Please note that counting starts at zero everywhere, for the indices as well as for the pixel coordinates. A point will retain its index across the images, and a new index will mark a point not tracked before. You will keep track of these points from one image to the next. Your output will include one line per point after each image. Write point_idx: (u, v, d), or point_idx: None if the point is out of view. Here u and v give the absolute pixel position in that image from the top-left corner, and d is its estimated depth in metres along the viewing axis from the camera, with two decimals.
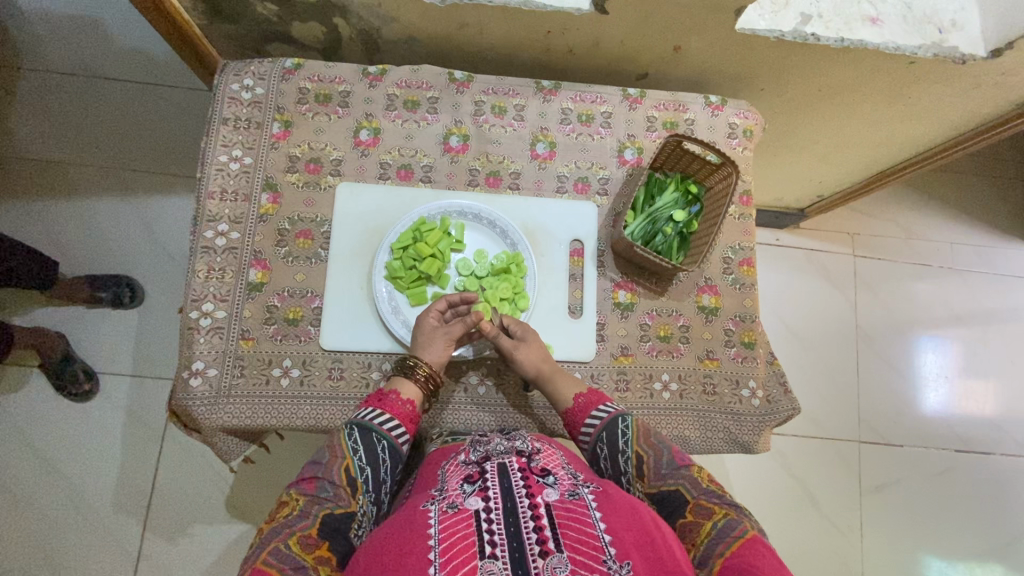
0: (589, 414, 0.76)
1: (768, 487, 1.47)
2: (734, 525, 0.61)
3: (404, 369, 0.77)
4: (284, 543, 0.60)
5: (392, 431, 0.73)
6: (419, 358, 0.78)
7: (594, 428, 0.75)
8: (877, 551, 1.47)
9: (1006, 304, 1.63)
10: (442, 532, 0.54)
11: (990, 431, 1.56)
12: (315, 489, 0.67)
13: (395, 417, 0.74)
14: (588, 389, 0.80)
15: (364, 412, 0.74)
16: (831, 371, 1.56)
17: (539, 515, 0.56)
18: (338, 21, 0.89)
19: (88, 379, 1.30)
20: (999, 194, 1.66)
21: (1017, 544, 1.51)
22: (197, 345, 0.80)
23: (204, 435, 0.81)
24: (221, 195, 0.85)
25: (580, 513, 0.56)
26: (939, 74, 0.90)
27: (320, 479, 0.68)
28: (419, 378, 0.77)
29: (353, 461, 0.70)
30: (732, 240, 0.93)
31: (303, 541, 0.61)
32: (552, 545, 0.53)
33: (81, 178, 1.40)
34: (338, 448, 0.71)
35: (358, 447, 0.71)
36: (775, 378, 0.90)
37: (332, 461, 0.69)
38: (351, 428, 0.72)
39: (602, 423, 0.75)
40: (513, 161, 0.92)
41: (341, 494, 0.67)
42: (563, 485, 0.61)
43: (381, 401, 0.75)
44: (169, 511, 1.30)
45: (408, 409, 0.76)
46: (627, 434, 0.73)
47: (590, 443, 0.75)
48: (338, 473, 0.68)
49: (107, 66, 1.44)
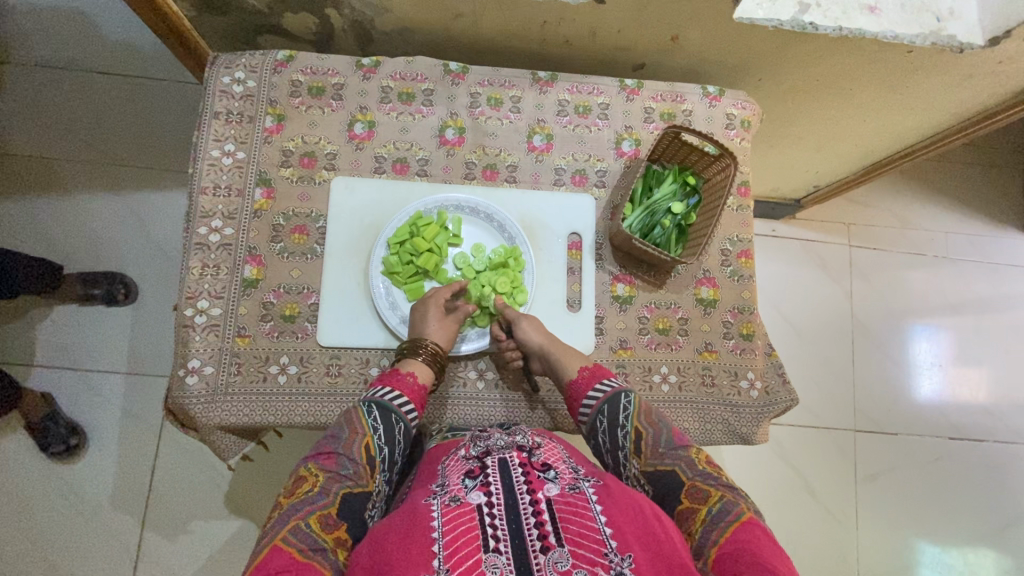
0: (593, 387, 0.77)
1: (766, 476, 1.48)
2: (730, 509, 0.61)
3: (413, 351, 0.77)
4: (304, 521, 0.60)
5: (406, 411, 0.73)
6: (431, 340, 0.78)
7: (595, 401, 0.75)
8: (872, 539, 1.49)
9: (999, 292, 1.64)
10: (445, 525, 0.54)
11: (983, 418, 1.58)
12: (335, 465, 0.66)
13: (409, 397, 0.74)
14: (592, 363, 0.80)
15: (378, 390, 0.74)
16: (827, 362, 1.57)
17: (540, 510, 0.55)
18: (330, 12, 0.88)
19: (75, 434, 1.27)
20: (994, 182, 1.67)
21: (1010, 529, 1.53)
22: (193, 343, 0.79)
23: (201, 434, 0.80)
24: (214, 191, 0.83)
25: (581, 507, 0.56)
26: (937, 62, 0.90)
27: (339, 455, 0.67)
28: (428, 358, 0.77)
29: (373, 439, 0.70)
30: (730, 232, 0.92)
31: (323, 519, 0.61)
32: (554, 539, 0.53)
33: (75, 175, 1.38)
34: (359, 424, 0.70)
35: (378, 424, 0.71)
36: (773, 369, 0.90)
37: (351, 438, 0.69)
38: (371, 405, 0.72)
39: (605, 396, 0.75)
40: (510, 154, 0.91)
41: (360, 472, 0.67)
42: (564, 479, 0.61)
43: (394, 380, 0.75)
44: (168, 508, 1.30)
45: (421, 393, 0.76)
46: (629, 410, 0.73)
47: (590, 416, 0.75)
48: (358, 450, 0.68)
49: (94, 58, 1.41)
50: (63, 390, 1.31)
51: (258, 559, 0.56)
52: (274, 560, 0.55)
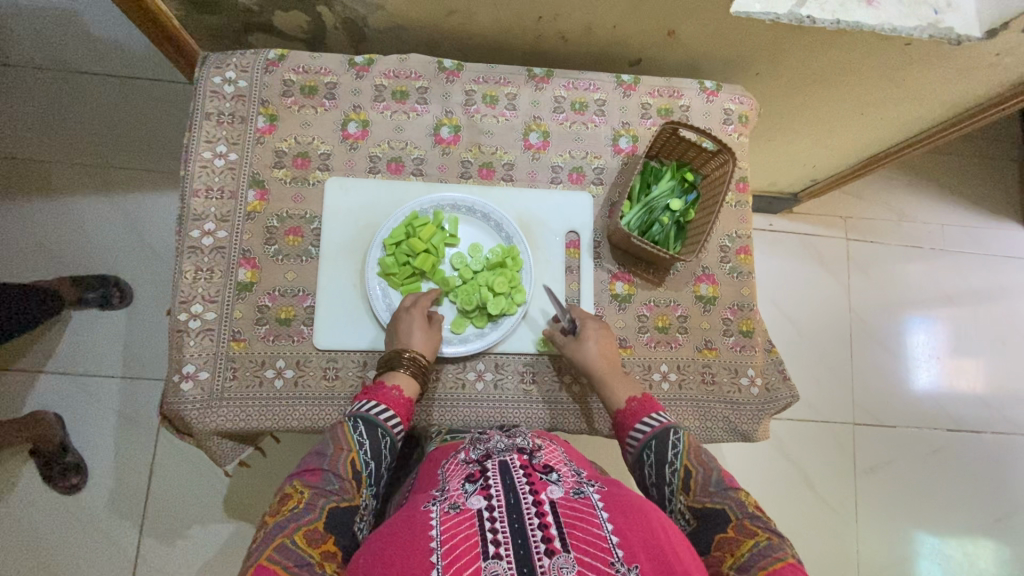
0: (641, 419, 0.74)
1: (764, 471, 1.48)
2: (777, 548, 0.59)
3: (396, 363, 0.75)
4: (289, 537, 0.59)
5: (390, 423, 0.72)
6: (414, 349, 0.76)
7: (643, 435, 0.73)
8: (872, 531, 1.49)
9: (997, 283, 1.64)
10: (445, 533, 0.53)
11: (981, 408, 1.58)
12: (320, 481, 0.65)
13: (391, 408, 0.73)
14: (641, 393, 0.78)
15: (362, 405, 0.73)
16: (825, 356, 1.57)
17: (544, 512, 0.55)
18: (321, 10, 0.86)
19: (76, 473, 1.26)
20: (990, 173, 1.67)
21: (1008, 519, 1.54)
22: (187, 348, 0.78)
23: (197, 440, 0.79)
24: (207, 193, 0.82)
25: (586, 513, 0.56)
26: (934, 54, 0.89)
27: (324, 471, 0.66)
28: (413, 369, 0.76)
29: (358, 455, 0.69)
30: (729, 228, 0.92)
31: (309, 535, 0.60)
32: (559, 544, 0.52)
33: (66, 177, 1.36)
34: (343, 440, 0.69)
35: (364, 439, 0.70)
36: (774, 365, 0.90)
37: (336, 453, 0.68)
38: (356, 420, 0.71)
39: (653, 430, 0.73)
40: (506, 152, 0.90)
41: (347, 487, 0.66)
42: (567, 483, 0.61)
43: (380, 394, 0.74)
44: (167, 512, 1.29)
45: (406, 404, 0.74)
46: (678, 447, 0.70)
47: (637, 448, 0.73)
48: (343, 465, 0.67)
49: (83, 60, 1.39)
50: (59, 395, 1.30)
51: None
52: None
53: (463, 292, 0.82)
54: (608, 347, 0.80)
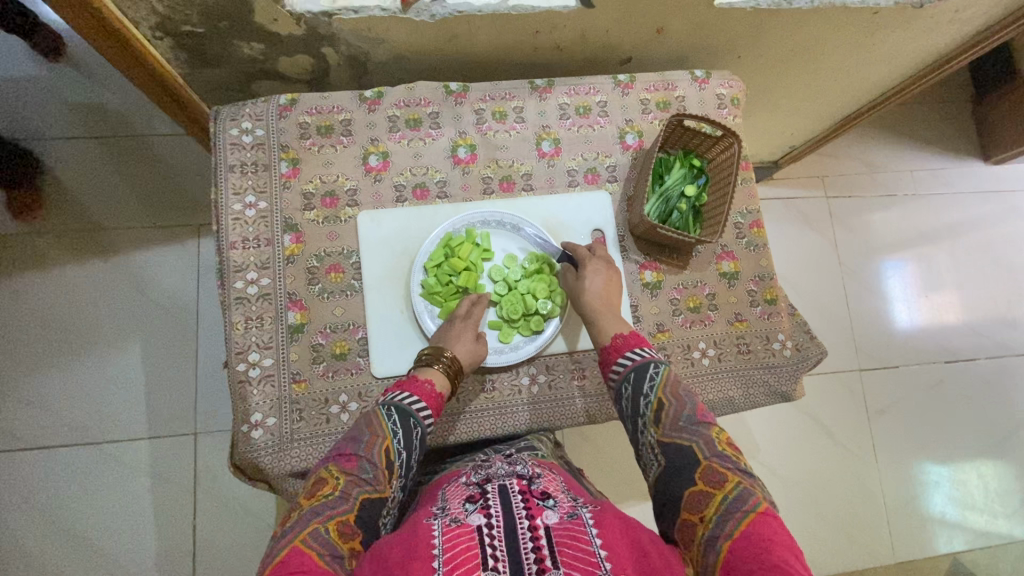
0: (624, 353, 0.78)
1: (784, 428, 1.56)
2: (745, 498, 0.62)
3: (428, 359, 0.79)
4: (323, 525, 0.61)
5: (420, 411, 0.74)
6: (451, 351, 0.79)
7: (623, 368, 0.76)
8: (890, 468, 1.58)
9: (968, 217, 1.75)
10: (446, 543, 0.55)
11: (969, 336, 1.69)
12: (355, 468, 0.67)
13: (420, 397, 0.75)
14: (630, 330, 0.82)
15: (397, 395, 0.75)
16: (822, 308, 1.65)
17: (538, 535, 0.55)
18: (325, 51, 0.88)
19: None
20: (950, 117, 1.77)
21: (1012, 437, 1.64)
22: (252, 397, 0.80)
23: (273, 483, 0.81)
24: (244, 244, 0.84)
25: (578, 532, 0.56)
26: (899, 19, 0.97)
27: (360, 458, 0.67)
28: (447, 368, 0.79)
29: (393, 442, 0.70)
30: (740, 206, 0.98)
31: (341, 526, 0.62)
32: (550, 562, 0.53)
33: (59, 248, 1.35)
34: (378, 428, 0.71)
35: (397, 428, 0.71)
36: (799, 328, 0.96)
37: (373, 440, 0.69)
38: (391, 409, 0.73)
39: (632, 364, 0.76)
40: (523, 163, 0.93)
41: (380, 478, 0.67)
42: (563, 506, 0.61)
43: (414, 386, 0.76)
44: (216, 566, 1.29)
45: (433, 391, 0.76)
46: (655, 380, 0.74)
47: (617, 381, 0.77)
48: (379, 454, 0.68)
49: (60, 125, 1.37)
50: (89, 467, 1.29)
51: (278, 561, 0.57)
52: (293, 562, 0.56)
53: (508, 301, 0.86)
54: (610, 287, 0.85)
